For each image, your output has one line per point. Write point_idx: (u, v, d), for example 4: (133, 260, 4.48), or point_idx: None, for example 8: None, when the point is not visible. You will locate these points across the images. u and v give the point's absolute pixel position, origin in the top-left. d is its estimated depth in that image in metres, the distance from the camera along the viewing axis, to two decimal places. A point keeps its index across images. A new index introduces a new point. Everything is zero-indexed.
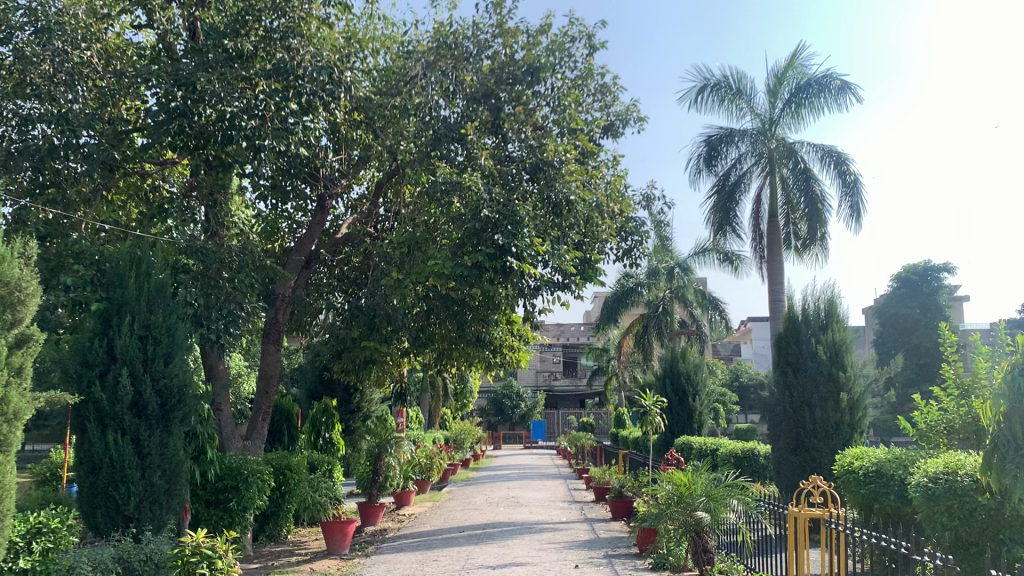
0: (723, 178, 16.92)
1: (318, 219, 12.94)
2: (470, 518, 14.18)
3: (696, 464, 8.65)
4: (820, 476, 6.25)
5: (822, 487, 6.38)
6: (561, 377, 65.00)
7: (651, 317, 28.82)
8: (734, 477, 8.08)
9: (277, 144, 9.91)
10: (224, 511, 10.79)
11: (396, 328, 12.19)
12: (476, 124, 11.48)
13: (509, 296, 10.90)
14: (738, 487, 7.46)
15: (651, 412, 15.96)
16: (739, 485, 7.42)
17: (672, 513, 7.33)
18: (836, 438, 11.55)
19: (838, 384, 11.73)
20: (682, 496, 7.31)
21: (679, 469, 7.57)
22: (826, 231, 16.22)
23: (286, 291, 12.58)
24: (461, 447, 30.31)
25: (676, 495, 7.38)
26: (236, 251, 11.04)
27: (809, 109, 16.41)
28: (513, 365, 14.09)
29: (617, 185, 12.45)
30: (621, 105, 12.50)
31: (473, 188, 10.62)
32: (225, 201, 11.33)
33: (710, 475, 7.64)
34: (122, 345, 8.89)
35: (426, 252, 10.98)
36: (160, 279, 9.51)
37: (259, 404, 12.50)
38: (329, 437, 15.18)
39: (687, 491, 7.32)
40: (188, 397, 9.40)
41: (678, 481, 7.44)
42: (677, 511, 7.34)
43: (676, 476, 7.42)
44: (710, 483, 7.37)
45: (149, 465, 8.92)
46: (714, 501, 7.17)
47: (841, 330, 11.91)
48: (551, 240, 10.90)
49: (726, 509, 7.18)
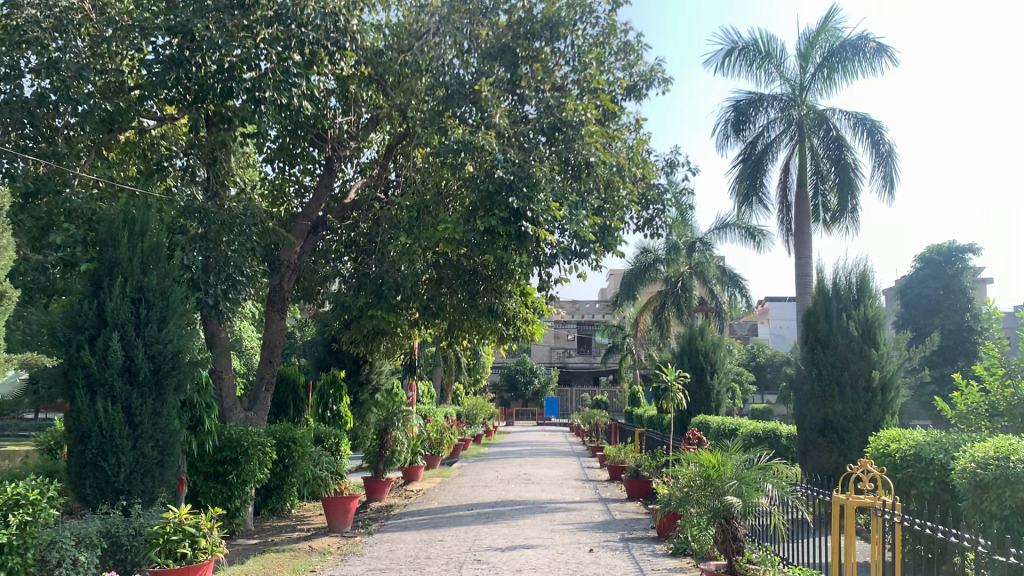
0: (750, 145, 16.25)
1: (326, 182, 12.41)
2: (480, 496, 13.70)
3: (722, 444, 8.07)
4: (868, 459, 5.63)
5: (871, 472, 5.75)
6: (575, 355, 64.60)
7: (669, 294, 28.35)
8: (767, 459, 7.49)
9: (277, 96, 9.26)
10: (223, 485, 10.35)
11: (406, 297, 11.63)
12: (492, 81, 10.71)
13: (524, 264, 10.26)
14: (771, 470, 6.88)
15: (672, 387, 15.33)
16: (772, 468, 6.84)
17: (699, 496, 6.82)
18: (867, 419, 10.92)
19: (870, 362, 11.08)
20: (711, 480, 6.77)
21: (705, 449, 7.06)
22: (858, 202, 15.47)
23: (291, 257, 12.09)
24: (473, 423, 30.00)
25: (702, 477, 6.83)
26: (238, 212, 10.49)
27: (842, 74, 15.59)
28: (526, 339, 13.57)
29: (640, 149, 11.75)
30: (645, 66, 11.83)
31: (487, 148, 9.93)
32: (227, 159, 10.66)
33: (741, 456, 7.07)
34: (113, 307, 8.43)
35: (436, 216, 10.38)
36: (155, 240, 9.01)
37: (263, 373, 12.02)
38: (337, 409, 14.73)
39: (716, 474, 6.78)
40: (183, 363, 8.92)
41: (705, 461, 6.92)
42: (703, 496, 6.79)
43: (703, 456, 6.92)
44: (741, 465, 6.82)
45: (140, 436, 8.49)
46: (745, 484, 6.60)
47: (874, 305, 11.26)
48: (569, 205, 10.24)
49: (759, 494, 6.59)
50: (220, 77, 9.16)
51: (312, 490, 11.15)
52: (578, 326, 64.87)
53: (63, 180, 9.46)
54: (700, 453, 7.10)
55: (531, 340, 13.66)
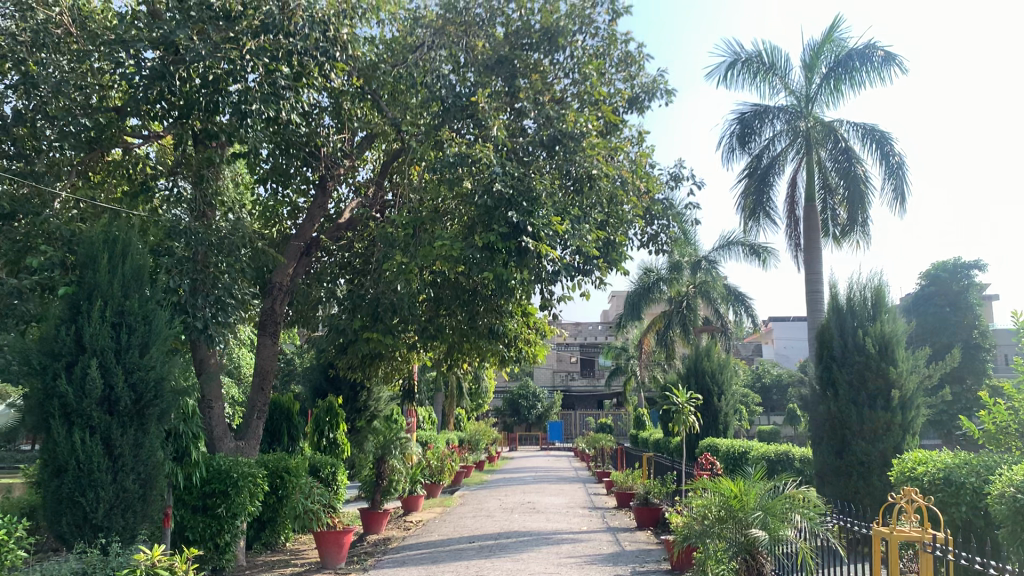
0: (756, 159, 15.91)
1: (319, 202, 12.04)
2: (481, 526, 13.14)
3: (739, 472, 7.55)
4: (914, 489, 5.22)
5: (916, 502, 5.34)
6: (579, 378, 64.01)
7: (674, 314, 27.89)
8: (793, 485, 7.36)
9: (265, 109, 8.80)
10: (212, 519, 9.86)
11: (403, 319, 11.18)
12: (489, 93, 10.32)
13: (525, 282, 9.79)
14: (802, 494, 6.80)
15: (683, 409, 14.80)
16: (801, 496, 6.64)
17: (722, 525, 6.76)
18: (887, 441, 10.33)
19: (888, 381, 10.54)
20: (734, 512, 6.70)
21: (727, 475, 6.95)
22: (868, 216, 15.07)
23: (284, 279, 11.66)
24: (475, 449, 29.43)
25: (726, 508, 6.75)
26: (227, 233, 10.06)
27: (850, 84, 15.22)
28: (529, 361, 13.12)
29: (643, 162, 11.35)
30: (647, 77, 11.46)
31: (484, 161, 9.54)
32: (215, 177, 10.24)
33: (767, 484, 6.95)
34: (92, 333, 7.98)
35: (433, 233, 9.92)
36: (138, 262, 8.60)
37: (254, 400, 11.54)
38: (333, 437, 14.12)
39: (739, 504, 6.69)
40: (166, 392, 8.44)
41: (726, 490, 6.81)
42: (727, 527, 6.72)
43: (725, 485, 6.82)
44: (765, 494, 6.71)
45: (121, 468, 8.01)
46: (771, 516, 6.50)
47: (891, 320, 10.79)
48: (571, 219, 9.74)
49: (786, 526, 6.45)
50: (206, 90, 8.81)
51: (302, 525, 10.40)
52: (581, 349, 64.37)
53: (42, 201, 9.00)
54: (722, 479, 6.99)
55: (534, 362, 13.19)
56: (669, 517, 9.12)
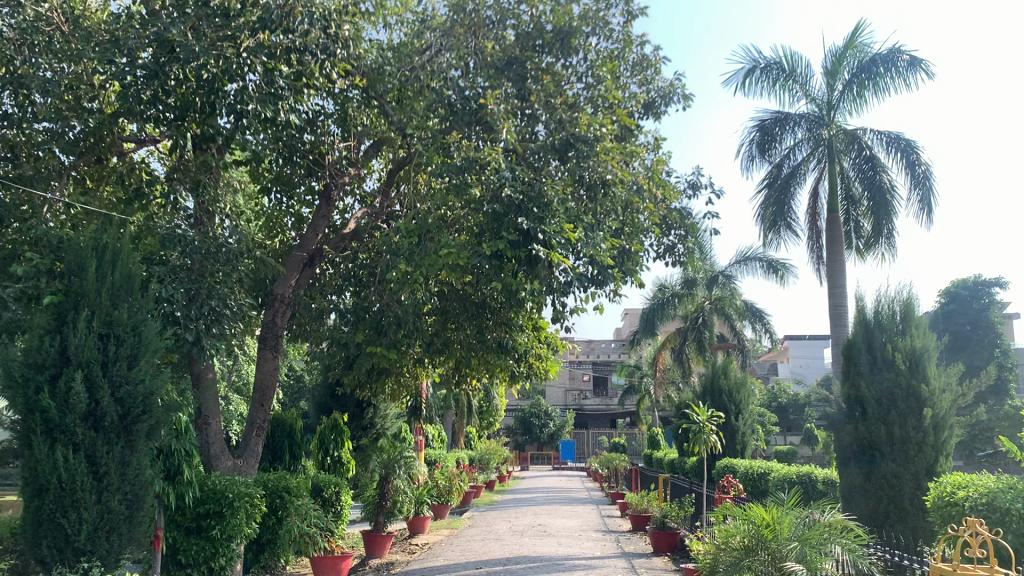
0: (777, 167, 15.47)
1: (323, 211, 11.64)
2: (490, 550, 12.57)
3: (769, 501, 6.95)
4: (978, 522, 4.82)
5: (978, 537, 4.89)
6: (591, 397, 63.31)
7: (688, 331, 27.36)
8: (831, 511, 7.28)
9: (262, 109, 8.39)
10: (207, 541, 9.37)
11: (409, 332, 10.71)
12: (498, 94, 9.86)
13: (536, 293, 9.30)
14: (836, 525, 6.70)
15: (704, 428, 14.19)
16: (837, 525, 6.68)
17: (755, 555, 6.73)
18: (919, 462, 9.70)
19: (920, 399, 9.92)
20: (766, 541, 6.68)
21: (756, 504, 6.99)
22: (893, 226, 14.54)
23: (286, 291, 11.20)
24: (485, 468, 28.87)
25: (758, 536, 6.74)
26: (223, 240, 9.59)
27: (873, 90, 14.72)
28: (541, 378, 12.62)
29: (660, 169, 10.88)
30: (663, 81, 11.01)
31: (493, 165, 9.19)
32: (213, 184, 9.83)
33: (800, 512, 6.91)
34: (77, 344, 7.53)
35: (439, 241, 9.40)
36: (128, 270, 8.20)
37: (254, 417, 11.04)
38: (337, 456, 13.41)
39: (772, 534, 6.66)
40: (155, 406, 7.98)
41: (757, 518, 6.83)
42: (758, 555, 6.72)
43: (756, 514, 6.83)
44: (799, 524, 6.68)
45: (106, 487, 7.53)
46: (808, 548, 6.47)
47: (923, 334, 10.21)
48: (584, 227, 9.29)
49: (825, 558, 6.45)
50: (201, 91, 8.43)
51: (298, 550, 10.34)
52: (593, 366, 63.73)
53: (32, 208, 8.66)
54: (751, 509, 7.03)
55: (546, 378, 12.68)
56: (689, 546, 8.58)
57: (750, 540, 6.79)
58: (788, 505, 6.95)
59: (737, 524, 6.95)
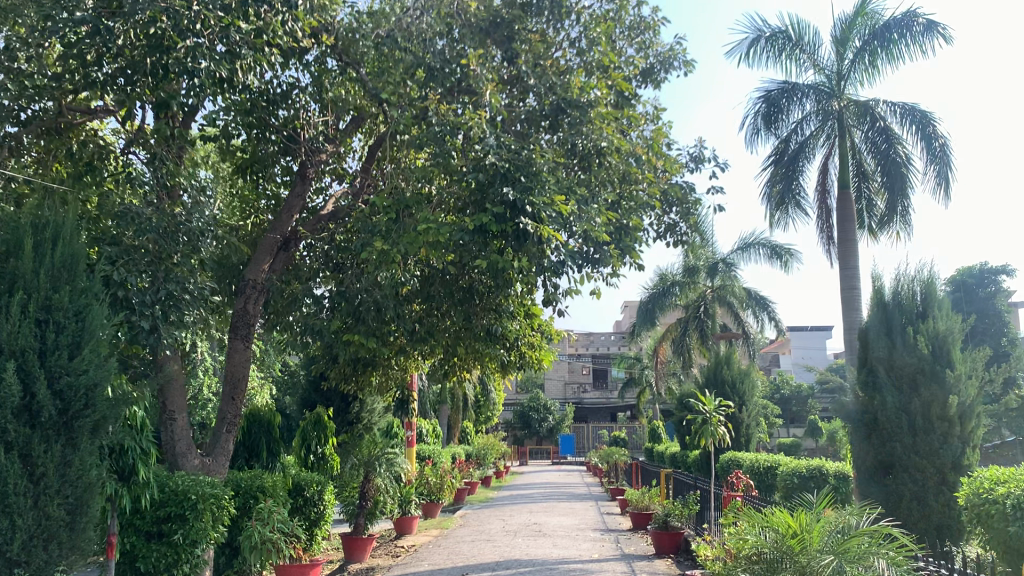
0: (784, 142, 14.72)
1: (298, 191, 10.79)
2: (480, 553, 11.76)
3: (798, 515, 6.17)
4: None
5: None
6: (591, 390, 62.81)
7: (690, 320, 26.61)
8: (871, 521, 6.57)
9: (217, 68, 7.49)
10: (168, 547, 8.56)
11: (390, 319, 9.87)
12: (481, 56, 9.01)
13: (525, 275, 8.48)
14: (874, 532, 5.98)
15: (711, 420, 13.31)
16: (878, 535, 5.99)
17: (779, 570, 6.02)
18: (945, 454, 8.85)
19: (944, 386, 9.06)
20: (793, 556, 5.96)
21: (782, 511, 6.34)
22: (908, 204, 13.90)
23: (258, 276, 10.38)
24: (483, 464, 28.48)
25: (788, 547, 6.01)
26: (182, 219, 8.75)
27: (886, 59, 13.92)
28: (535, 368, 11.70)
29: (660, 139, 10.08)
30: (663, 45, 10.20)
31: (477, 132, 8.39)
32: (171, 157, 8.99)
33: (835, 522, 6.23)
34: (11, 328, 6.63)
35: (418, 216, 8.58)
36: (71, 248, 7.33)
37: (225, 413, 10.18)
38: (321, 452, 12.82)
39: (801, 547, 5.96)
40: (99, 401, 7.11)
41: (780, 525, 6.16)
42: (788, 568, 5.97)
43: (781, 520, 6.17)
44: (831, 533, 6.01)
45: (45, 492, 6.61)
46: (846, 561, 5.75)
47: (946, 317, 9.34)
48: (577, 200, 8.51)
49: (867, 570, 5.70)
50: (151, 53, 7.60)
51: (261, 559, 9.28)
52: (594, 359, 63.16)
53: None
54: (774, 515, 6.39)
55: (540, 369, 11.69)
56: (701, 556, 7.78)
57: (772, 551, 6.08)
58: (816, 511, 6.29)
59: (755, 533, 6.29)
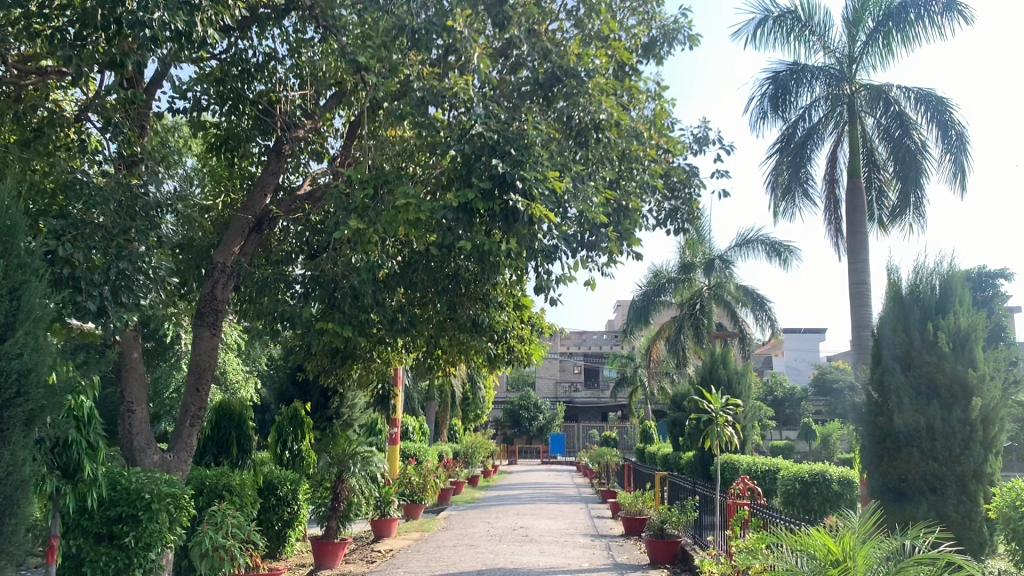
0: (790, 128, 14.34)
1: (273, 168, 9.96)
2: (461, 560, 10.99)
3: (834, 539, 5.51)
4: None
5: None
6: (583, 389, 62.34)
7: (684, 318, 25.89)
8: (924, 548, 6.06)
9: (175, 20, 6.74)
10: (119, 552, 7.80)
11: (367, 306, 9.05)
12: (471, 20, 8.27)
13: (513, 258, 7.76)
14: (930, 561, 5.36)
15: (717, 420, 12.56)
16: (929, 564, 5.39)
17: None
18: (968, 460, 8.13)
19: (965, 386, 8.35)
20: None
21: (818, 532, 5.74)
22: (922, 195, 13.38)
23: (227, 258, 9.58)
24: (471, 463, 27.78)
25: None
26: (137, 191, 7.91)
27: (901, 41, 13.23)
28: (523, 363, 11.09)
29: (663, 117, 9.37)
30: (667, 17, 9.51)
31: (463, 99, 7.69)
32: (129, 124, 8.19)
33: (880, 549, 5.54)
34: None
35: (397, 191, 7.85)
36: (9, 216, 6.30)
37: (188, 405, 9.34)
38: (297, 450, 12.37)
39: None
40: (34, 386, 6.09)
41: (819, 550, 5.54)
42: None
43: (819, 544, 5.55)
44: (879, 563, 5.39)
45: None
46: None
47: (968, 312, 8.58)
48: (572, 176, 7.81)
49: None
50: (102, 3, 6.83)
51: (213, 566, 8.47)
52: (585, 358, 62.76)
53: None
54: (808, 535, 5.78)
55: (528, 363, 11.05)
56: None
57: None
58: (858, 532, 5.67)
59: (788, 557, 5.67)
